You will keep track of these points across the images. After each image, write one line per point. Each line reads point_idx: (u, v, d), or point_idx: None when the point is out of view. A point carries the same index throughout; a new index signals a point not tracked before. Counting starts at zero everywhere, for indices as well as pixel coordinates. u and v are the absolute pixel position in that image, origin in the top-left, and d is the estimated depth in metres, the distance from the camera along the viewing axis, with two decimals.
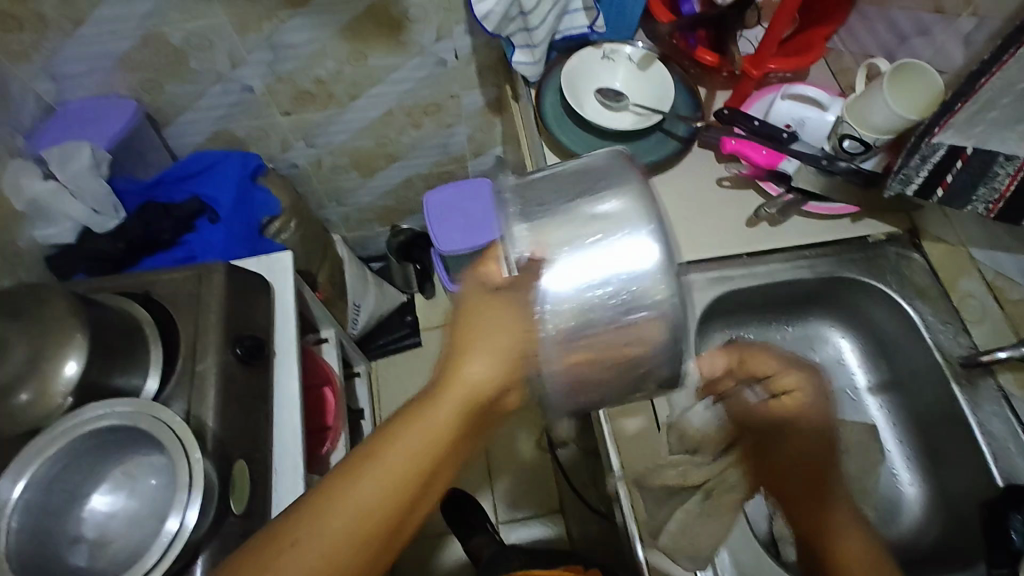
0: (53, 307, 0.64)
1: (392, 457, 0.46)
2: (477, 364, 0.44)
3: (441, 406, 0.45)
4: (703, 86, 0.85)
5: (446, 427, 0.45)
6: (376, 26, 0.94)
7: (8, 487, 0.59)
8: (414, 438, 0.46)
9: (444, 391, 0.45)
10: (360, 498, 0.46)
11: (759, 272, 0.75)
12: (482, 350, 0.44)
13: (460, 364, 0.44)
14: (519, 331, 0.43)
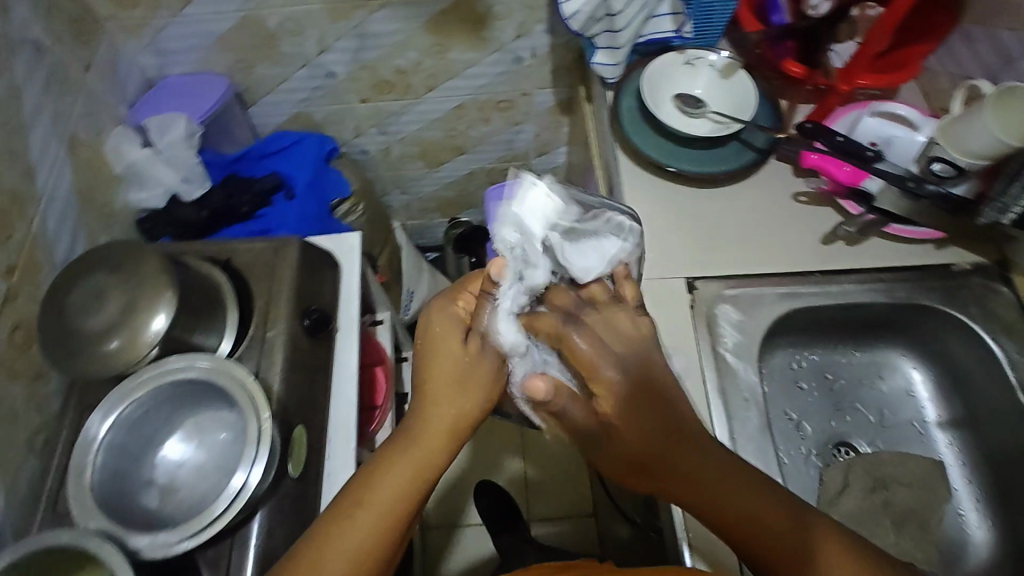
0: (145, 263, 0.68)
1: (396, 474, 0.53)
2: (454, 388, 0.57)
3: (429, 440, 0.56)
4: (784, 98, 0.83)
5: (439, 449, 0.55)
6: (460, 21, 0.96)
7: (99, 422, 0.65)
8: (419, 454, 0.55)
9: (429, 428, 0.56)
10: (377, 514, 0.52)
11: (831, 291, 0.73)
12: (459, 377, 0.57)
13: (440, 405, 0.57)
14: (485, 375, 0.58)
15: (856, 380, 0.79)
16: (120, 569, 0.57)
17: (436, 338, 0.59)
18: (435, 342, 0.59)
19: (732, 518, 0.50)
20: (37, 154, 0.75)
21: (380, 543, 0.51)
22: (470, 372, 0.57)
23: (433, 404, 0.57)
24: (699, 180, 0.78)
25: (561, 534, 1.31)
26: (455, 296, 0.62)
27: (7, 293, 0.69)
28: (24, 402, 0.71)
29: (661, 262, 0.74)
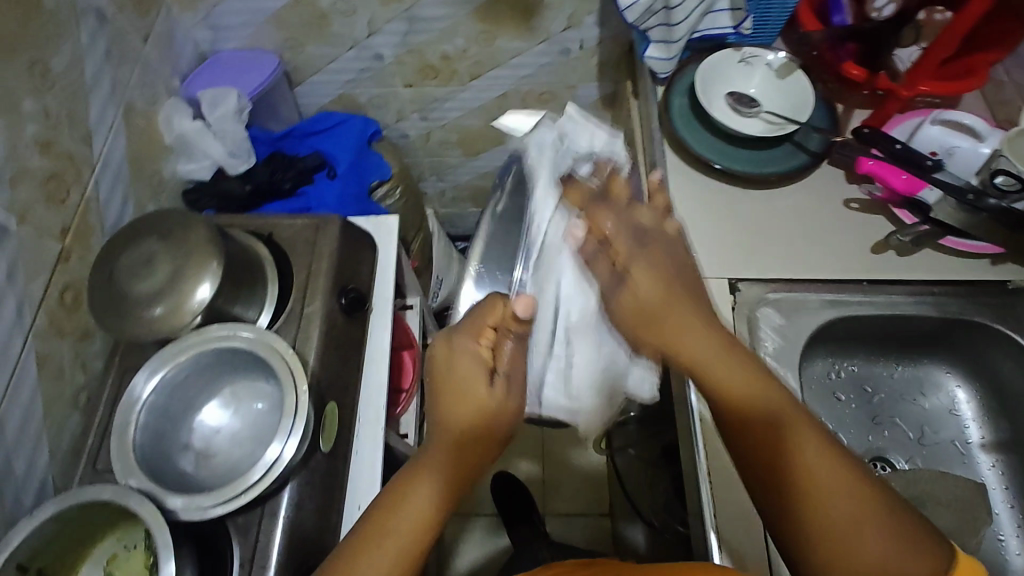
0: (194, 231, 0.69)
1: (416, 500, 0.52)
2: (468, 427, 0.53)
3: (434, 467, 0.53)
4: (841, 102, 0.81)
5: (462, 475, 0.54)
6: (511, 9, 0.96)
7: (142, 384, 0.67)
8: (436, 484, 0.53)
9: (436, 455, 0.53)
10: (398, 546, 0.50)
11: (878, 301, 0.71)
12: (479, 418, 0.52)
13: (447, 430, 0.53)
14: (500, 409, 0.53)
15: (896, 394, 0.78)
16: (157, 528, 0.58)
17: (453, 382, 0.53)
18: (455, 390, 0.53)
19: (737, 399, 0.49)
20: (95, 119, 0.77)
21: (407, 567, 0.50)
22: (488, 416, 0.52)
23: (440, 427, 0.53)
24: (748, 182, 0.77)
25: (576, 530, 1.31)
26: (475, 328, 0.54)
27: (61, 253, 0.71)
28: (71, 360, 0.73)
29: (703, 261, 0.73)
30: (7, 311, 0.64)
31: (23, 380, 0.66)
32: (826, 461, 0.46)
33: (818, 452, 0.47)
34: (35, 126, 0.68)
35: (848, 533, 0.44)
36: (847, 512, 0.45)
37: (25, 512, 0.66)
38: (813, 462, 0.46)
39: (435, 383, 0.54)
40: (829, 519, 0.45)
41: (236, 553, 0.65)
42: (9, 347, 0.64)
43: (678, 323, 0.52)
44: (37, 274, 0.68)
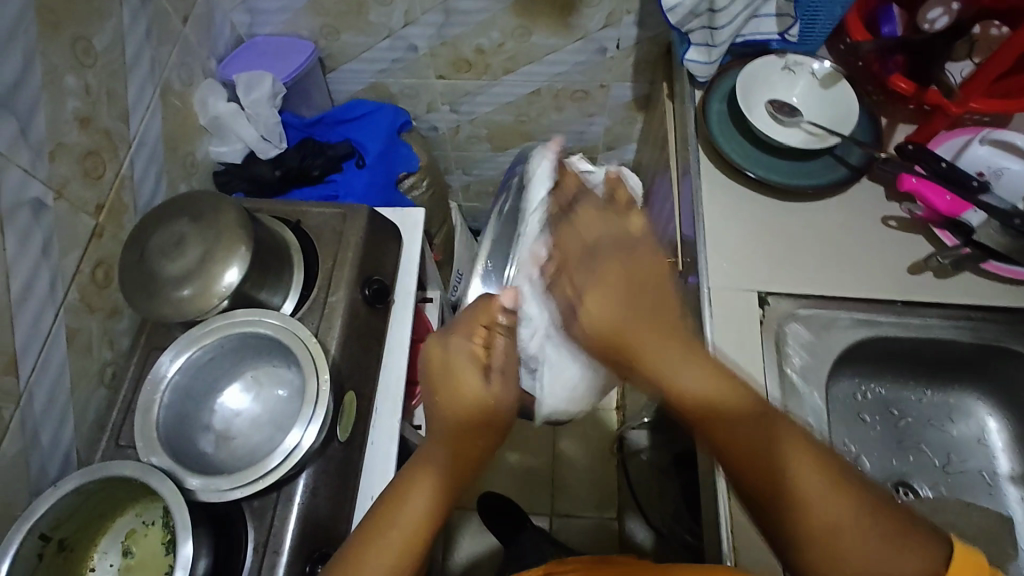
0: (225, 215, 0.70)
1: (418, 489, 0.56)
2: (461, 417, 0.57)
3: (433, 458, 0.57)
4: (885, 115, 0.79)
5: (461, 458, 0.57)
6: (549, 5, 0.95)
7: (168, 364, 0.68)
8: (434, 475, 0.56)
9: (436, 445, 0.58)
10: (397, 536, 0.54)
11: (912, 323, 0.69)
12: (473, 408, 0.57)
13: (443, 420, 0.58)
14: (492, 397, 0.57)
15: (923, 420, 0.76)
16: (176, 507, 0.59)
17: (449, 375, 0.58)
18: (455, 385, 0.57)
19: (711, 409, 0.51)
20: (133, 98, 0.78)
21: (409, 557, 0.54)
22: (484, 403, 0.57)
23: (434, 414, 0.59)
24: (784, 194, 0.75)
25: (582, 532, 1.30)
26: (465, 327, 0.59)
27: (94, 229, 0.72)
28: (99, 335, 0.74)
29: (733, 272, 0.71)
30: (41, 284, 0.65)
31: (53, 351, 0.67)
32: (822, 484, 0.47)
33: (817, 479, 0.47)
34: (76, 102, 0.69)
35: (847, 553, 0.45)
36: (836, 533, 0.45)
37: (49, 481, 0.67)
38: (808, 485, 0.47)
39: (432, 377, 0.59)
40: (830, 543, 0.45)
41: (250, 535, 0.65)
42: (41, 319, 0.65)
43: (656, 341, 0.54)
44: (71, 249, 0.69)
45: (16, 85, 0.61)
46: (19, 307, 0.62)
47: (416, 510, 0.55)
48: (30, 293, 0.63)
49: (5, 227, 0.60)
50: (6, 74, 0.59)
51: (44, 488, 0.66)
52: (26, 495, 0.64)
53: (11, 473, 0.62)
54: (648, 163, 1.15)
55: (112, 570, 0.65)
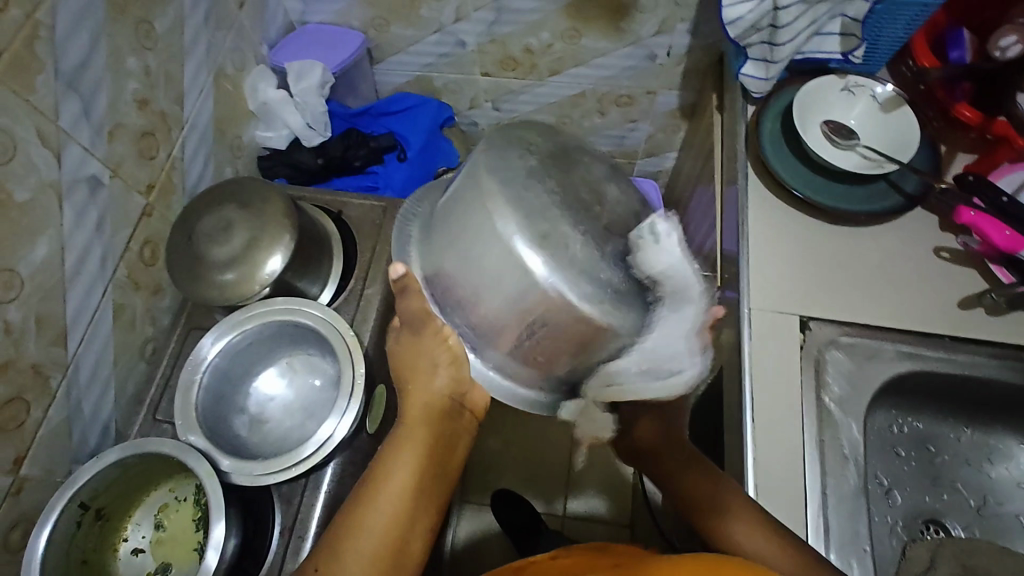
0: (271, 204, 0.71)
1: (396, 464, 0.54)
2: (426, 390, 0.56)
3: (414, 426, 0.56)
4: (944, 143, 0.76)
5: (432, 439, 0.56)
6: (603, 9, 0.93)
7: (209, 346, 0.69)
8: (415, 449, 0.55)
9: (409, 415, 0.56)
10: (388, 497, 0.53)
11: (958, 360, 0.67)
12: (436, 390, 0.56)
13: (410, 391, 0.57)
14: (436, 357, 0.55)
15: (960, 459, 0.74)
16: (210, 487, 0.60)
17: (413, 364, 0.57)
18: (412, 366, 0.57)
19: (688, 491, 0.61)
20: (188, 82, 0.79)
21: (403, 518, 0.52)
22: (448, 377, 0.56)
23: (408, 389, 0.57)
24: (835, 217, 0.74)
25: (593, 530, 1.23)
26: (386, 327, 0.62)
27: (145, 208, 0.74)
28: (142, 312, 0.75)
29: (775, 294, 0.70)
30: (92, 260, 0.66)
31: (100, 326, 0.69)
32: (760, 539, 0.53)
33: (753, 538, 0.54)
34: (135, 84, 0.70)
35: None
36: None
37: (89, 451, 0.69)
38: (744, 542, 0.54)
39: (402, 366, 0.58)
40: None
41: (277, 518, 0.67)
42: (90, 295, 0.67)
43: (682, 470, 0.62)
44: (122, 227, 0.70)
45: (80, 65, 0.62)
46: (72, 281, 0.64)
47: (400, 475, 0.54)
48: (82, 269, 0.65)
49: (63, 204, 0.62)
50: (72, 54, 0.61)
51: (83, 457, 0.68)
52: (66, 462, 0.66)
53: (54, 440, 0.63)
54: (688, 172, 1.14)
55: (144, 542, 0.67)
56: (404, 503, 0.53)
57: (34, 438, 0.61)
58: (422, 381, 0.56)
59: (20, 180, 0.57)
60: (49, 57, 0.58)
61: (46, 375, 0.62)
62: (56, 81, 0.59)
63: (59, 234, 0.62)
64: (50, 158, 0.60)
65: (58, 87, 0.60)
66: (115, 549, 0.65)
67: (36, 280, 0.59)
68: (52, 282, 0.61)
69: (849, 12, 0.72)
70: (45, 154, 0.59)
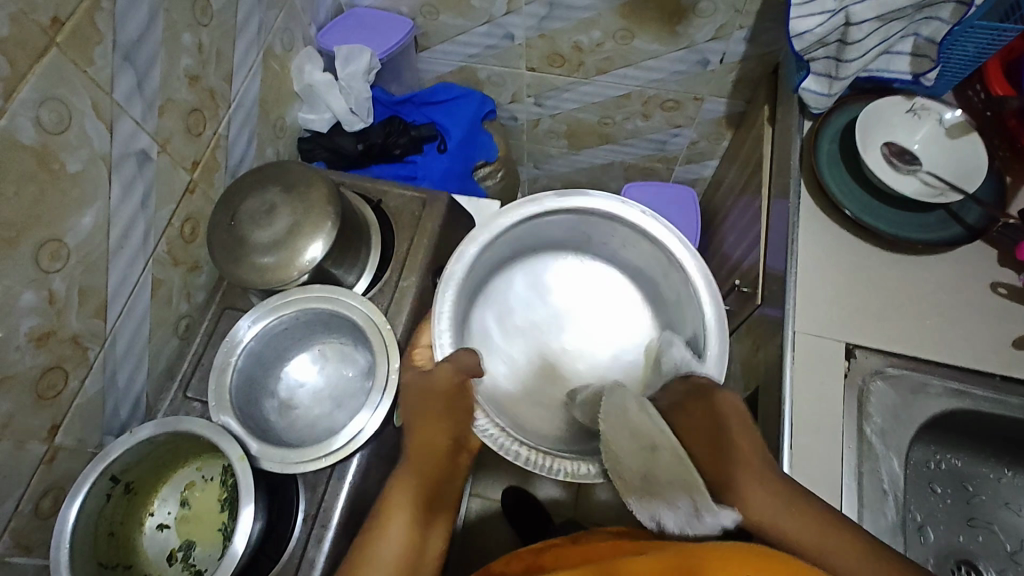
0: (316, 190, 0.70)
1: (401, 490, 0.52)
2: (444, 413, 0.59)
3: (427, 414, 0.59)
4: (1009, 174, 0.74)
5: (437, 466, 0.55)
6: (660, 10, 0.91)
7: (245, 329, 0.69)
8: (423, 472, 0.54)
9: (425, 402, 0.60)
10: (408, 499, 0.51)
11: (1009, 402, 0.65)
12: (450, 423, 0.58)
13: (428, 392, 0.60)
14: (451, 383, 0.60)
15: (998, 500, 0.71)
16: (240, 471, 0.60)
17: (441, 394, 0.60)
18: (434, 400, 0.59)
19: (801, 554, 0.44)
20: (237, 59, 0.78)
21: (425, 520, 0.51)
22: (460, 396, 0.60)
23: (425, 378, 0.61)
24: (890, 244, 0.71)
25: (600, 512, 1.23)
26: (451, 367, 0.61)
27: (189, 185, 0.73)
28: (180, 288, 0.75)
29: (822, 318, 0.68)
30: (136, 234, 0.66)
31: (138, 301, 0.69)
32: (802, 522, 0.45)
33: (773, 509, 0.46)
34: (188, 60, 0.69)
35: None
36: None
37: (119, 423, 0.69)
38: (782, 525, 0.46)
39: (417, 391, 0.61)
40: None
41: (301, 504, 0.66)
42: (132, 269, 0.67)
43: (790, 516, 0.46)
44: (165, 203, 0.70)
45: (137, 38, 0.62)
46: (115, 255, 0.64)
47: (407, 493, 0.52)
48: (126, 242, 0.65)
49: (111, 177, 0.62)
50: (130, 27, 0.60)
51: (114, 428, 0.68)
52: (98, 434, 0.66)
53: (88, 411, 0.64)
54: (730, 181, 1.13)
55: (170, 518, 0.67)
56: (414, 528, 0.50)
57: (69, 408, 0.61)
58: (431, 406, 0.59)
59: (73, 151, 0.57)
60: (108, 29, 0.58)
61: (85, 347, 0.62)
62: (114, 53, 0.59)
63: (106, 207, 0.62)
64: (103, 130, 0.60)
65: (115, 59, 0.59)
66: (142, 523, 0.66)
67: (81, 252, 0.60)
68: (97, 255, 0.61)
69: (923, 32, 0.70)
70: (98, 125, 0.59)
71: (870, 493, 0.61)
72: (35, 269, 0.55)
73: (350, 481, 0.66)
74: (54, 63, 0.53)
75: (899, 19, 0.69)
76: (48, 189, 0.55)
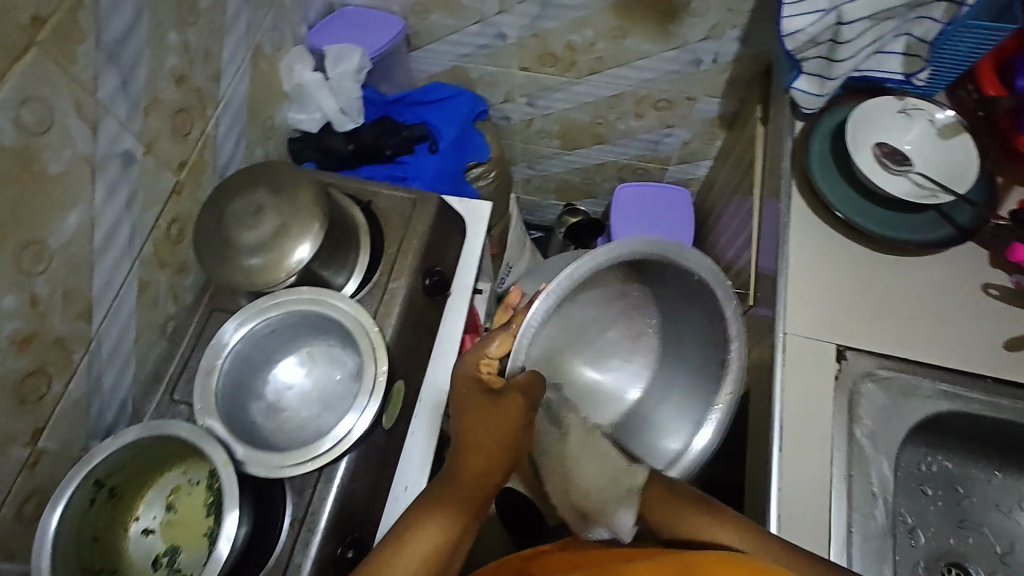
0: (303, 191, 0.69)
1: (444, 506, 0.52)
2: (504, 437, 0.55)
3: (488, 436, 0.55)
4: (1000, 174, 0.74)
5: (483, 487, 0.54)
6: (652, 9, 0.90)
7: (232, 331, 0.69)
8: (469, 488, 0.53)
9: (486, 420, 0.55)
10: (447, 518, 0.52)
11: (1000, 404, 0.65)
12: (507, 445, 0.55)
13: (485, 410, 0.55)
14: (516, 411, 0.56)
15: (989, 503, 0.71)
16: (226, 475, 0.59)
17: (499, 410, 0.55)
18: (497, 421, 0.55)
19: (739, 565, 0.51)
20: (226, 59, 0.78)
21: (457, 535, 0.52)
22: (523, 424, 0.56)
23: (490, 395, 0.56)
24: (881, 245, 0.71)
25: None
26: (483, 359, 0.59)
27: (175, 186, 0.73)
28: (166, 290, 0.75)
29: (813, 319, 0.68)
30: (121, 236, 0.66)
31: (123, 303, 0.68)
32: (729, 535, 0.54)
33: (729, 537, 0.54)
34: (174, 59, 0.69)
35: None
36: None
37: (105, 427, 0.69)
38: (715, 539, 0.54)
39: (472, 402, 0.56)
40: None
41: (288, 509, 0.65)
42: (117, 271, 0.66)
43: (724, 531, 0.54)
44: (151, 204, 0.69)
45: (122, 38, 0.61)
46: (100, 257, 0.63)
47: (443, 515, 0.52)
48: (111, 244, 0.64)
49: (96, 178, 0.61)
50: (114, 26, 0.60)
51: (99, 432, 0.68)
52: (82, 437, 0.65)
53: (72, 415, 0.63)
54: (723, 182, 1.13)
55: (155, 522, 0.66)
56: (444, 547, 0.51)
57: (52, 412, 0.60)
58: (492, 425, 0.55)
59: (56, 152, 0.56)
60: (91, 28, 0.57)
61: (69, 349, 0.61)
62: (98, 53, 0.58)
63: (90, 208, 0.61)
64: (87, 131, 0.59)
65: (99, 58, 0.59)
66: (126, 528, 0.65)
67: (65, 255, 0.59)
68: (81, 257, 0.61)
69: (915, 32, 0.70)
70: (81, 126, 0.58)
71: (861, 497, 0.61)
72: (16, 271, 0.55)
73: (338, 485, 0.65)
74: (35, 62, 0.52)
75: (891, 17, 0.68)
76: (30, 191, 0.54)
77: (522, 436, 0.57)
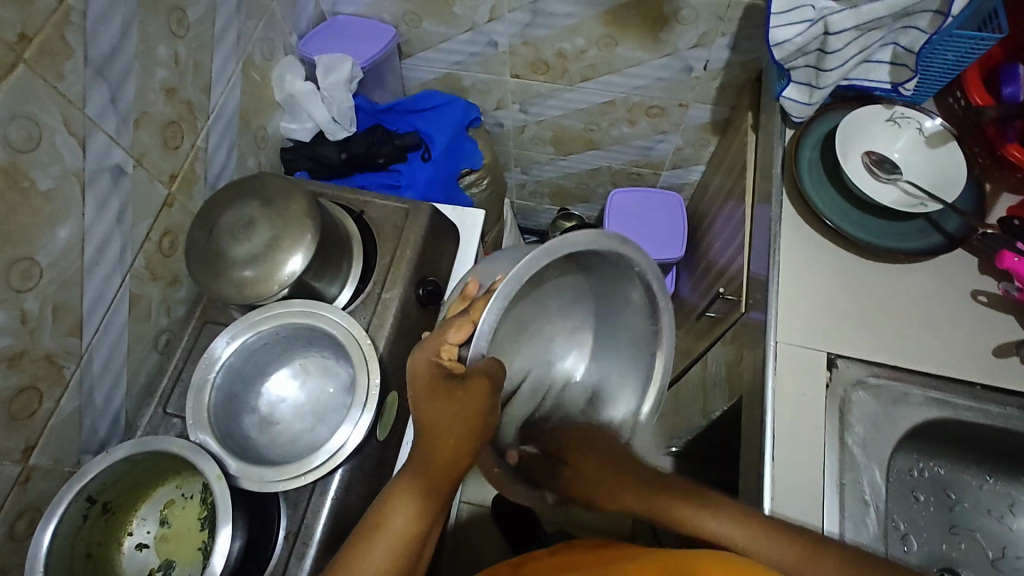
0: (295, 203, 0.69)
1: (404, 500, 0.54)
2: (462, 427, 0.54)
3: (447, 427, 0.53)
4: (988, 181, 0.74)
5: (448, 476, 0.55)
6: (642, 18, 0.91)
7: (224, 345, 0.69)
8: (430, 478, 0.55)
9: (444, 411, 0.53)
10: (410, 511, 0.54)
11: (990, 411, 0.65)
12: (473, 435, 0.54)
13: (441, 403, 0.53)
14: (478, 404, 0.53)
15: (981, 508, 0.72)
16: (218, 490, 0.59)
17: (454, 400, 0.53)
18: (456, 414, 0.53)
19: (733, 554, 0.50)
20: (216, 71, 0.77)
21: (422, 526, 0.55)
22: (484, 419, 0.55)
23: (446, 385, 0.52)
24: (871, 253, 0.72)
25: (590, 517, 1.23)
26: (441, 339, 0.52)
27: (166, 198, 0.72)
28: (159, 303, 0.74)
29: (804, 327, 0.68)
30: (112, 250, 0.66)
31: (115, 317, 0.68)
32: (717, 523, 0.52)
33: (733, 527, 0.51)
34: (164, 72, 0.68)
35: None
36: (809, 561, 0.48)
37: (97, 441, 0.68)
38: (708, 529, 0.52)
39: (426, 390, 0.53)
40: None
41: (283, 521, 0.65)
42: (108, 285, 0.66)
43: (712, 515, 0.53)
44: (142, 218, 0.69)
45: (111, 52, 0.61)
46: (91, 272, 0.63)
47: (409, 510, 0.54)
48: (101, 258, 0.64)
49: (85, 194, 0.61)
50: (102, 42, 0.59)
51: (92, 446, 0.68)
52: (74, 453, 0.65)
53: (65, 431, 0.63)
54: (716, 187, 1.13)
55: (149, 537, 0.66)
56: (410, 539, 0.54)
57: (44, 428, 0.60)
58: (451, 418, 0.53)
59: (44, 168, 0.56)
60: (78, 44, 0.57)
61: (60, 365, 0.61)
62: (86, 68, 0.58)
63: (80, 222, 0.61)
64: (75, 146, 0.59)
65: (87, 74, 0.58)
66: (120, 543, 0.65)
67: (55, 270, 0.59)
68: (71, 273, 0.61)
69: (902, 41, 0.71)
70: (69, 142, 0.58)
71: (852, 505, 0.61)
72: (5, 288, 0.54)
73: (332, 497, 0.65)
74: (22, 79, 0.52)
75: (878, 28, 0.69)
76: (19, 208, 0.54)
77: (484, 427, 0.54)
